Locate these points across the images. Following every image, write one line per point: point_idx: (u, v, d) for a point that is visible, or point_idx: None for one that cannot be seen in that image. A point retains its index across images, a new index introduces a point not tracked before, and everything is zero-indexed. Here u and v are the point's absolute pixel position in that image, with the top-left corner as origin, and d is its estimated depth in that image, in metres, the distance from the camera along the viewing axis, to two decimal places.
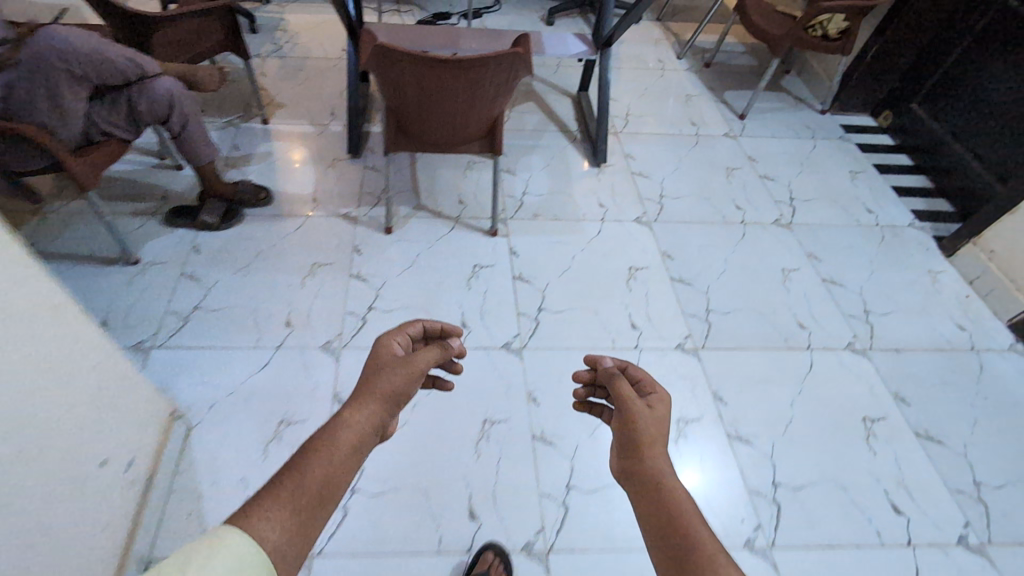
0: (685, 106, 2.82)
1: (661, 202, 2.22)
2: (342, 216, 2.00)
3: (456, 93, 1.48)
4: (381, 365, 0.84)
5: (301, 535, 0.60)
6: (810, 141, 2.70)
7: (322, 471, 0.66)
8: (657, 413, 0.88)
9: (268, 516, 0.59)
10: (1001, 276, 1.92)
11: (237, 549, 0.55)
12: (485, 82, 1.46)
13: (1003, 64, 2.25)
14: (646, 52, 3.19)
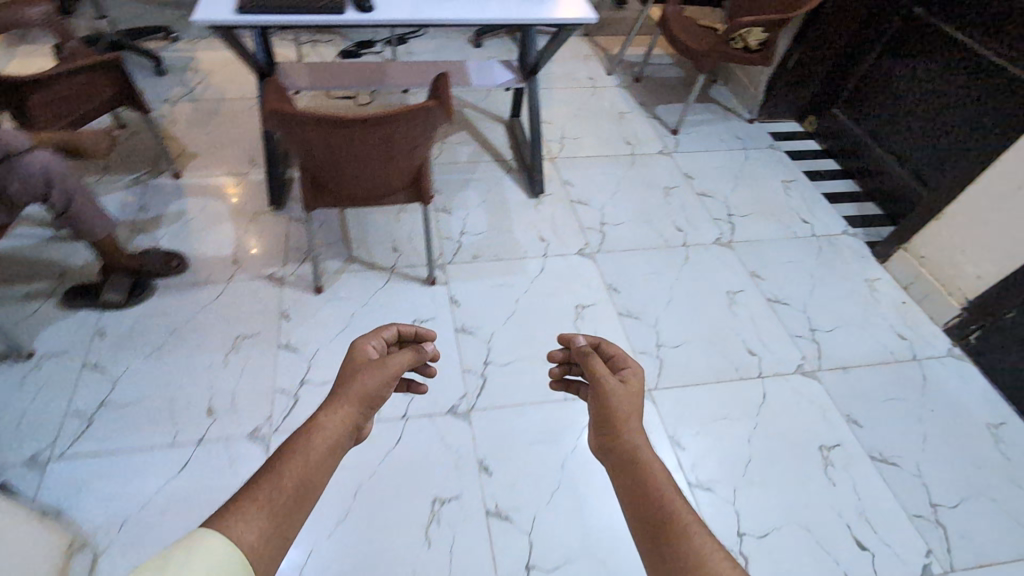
0: (620, 125, 2.77)
1: (603, 231, 2.17)
2: (266, 278, 1.85)
3: (370, 149, 1.38)
4: (356, 370, 0.83)
5: (279, 535, 0.60)
6: (742, 151, 2.69)
7: (297, 474, 0.65)
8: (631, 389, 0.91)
9: (241, 520, 0.58)
10: (932, 281, 1.97)
11: (211, 550, 0.54)
12: (400, 136, 1.36)
13: (915, 70, 2.31)
14: (577, 70, 3.14)
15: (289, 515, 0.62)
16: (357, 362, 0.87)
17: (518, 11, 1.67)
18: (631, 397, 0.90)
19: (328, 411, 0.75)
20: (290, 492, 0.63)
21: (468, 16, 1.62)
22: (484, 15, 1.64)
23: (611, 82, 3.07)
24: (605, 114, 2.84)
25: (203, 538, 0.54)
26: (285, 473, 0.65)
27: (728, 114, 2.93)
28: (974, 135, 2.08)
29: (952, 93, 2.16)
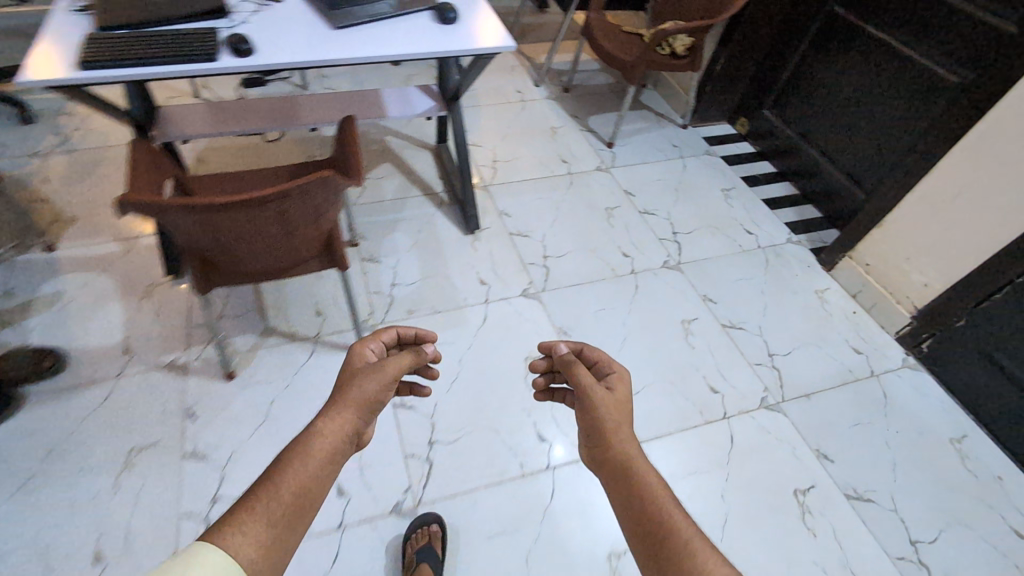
0: (553, 140, 2.60)
1: (547, 265, 2.02)
2: (165, 367, 1.58)
3: (261, 227, 1.16)
4: (354, 376, 0.87)
5: (277, 543, 0.65)
6: (679, 160, 2.58)
7: (295, 480, 0.71)
8: (618, 396, 0.94)
9: (241, 531, 0.63)
10: (881, 289, 1.94)
11: (209, 563, 0.59)
12: (294, 210, 1.15)
13: (842, 69, 2.25)
14: (504, 81, 2.93)
15: (289, 523, 0.67)
16: (355, 369, 0.91)
17: (427, 43, 1.46)
18: (620, 405, 0.93)
19: (329, 414, 0.80)
20: (289, 500, 0.68)
21: (368, 55, 1.39)
22: (387, 50, 1.41)
23: (537, 92, 2.88)
24: (538, 130, 2.66)
25: (203, 552, 0.59)
26: (284, 481, 0.70)
27: (660, 119, 2.80)
28: (907, 136, 2.03)
29: (881, 92, 2.10)
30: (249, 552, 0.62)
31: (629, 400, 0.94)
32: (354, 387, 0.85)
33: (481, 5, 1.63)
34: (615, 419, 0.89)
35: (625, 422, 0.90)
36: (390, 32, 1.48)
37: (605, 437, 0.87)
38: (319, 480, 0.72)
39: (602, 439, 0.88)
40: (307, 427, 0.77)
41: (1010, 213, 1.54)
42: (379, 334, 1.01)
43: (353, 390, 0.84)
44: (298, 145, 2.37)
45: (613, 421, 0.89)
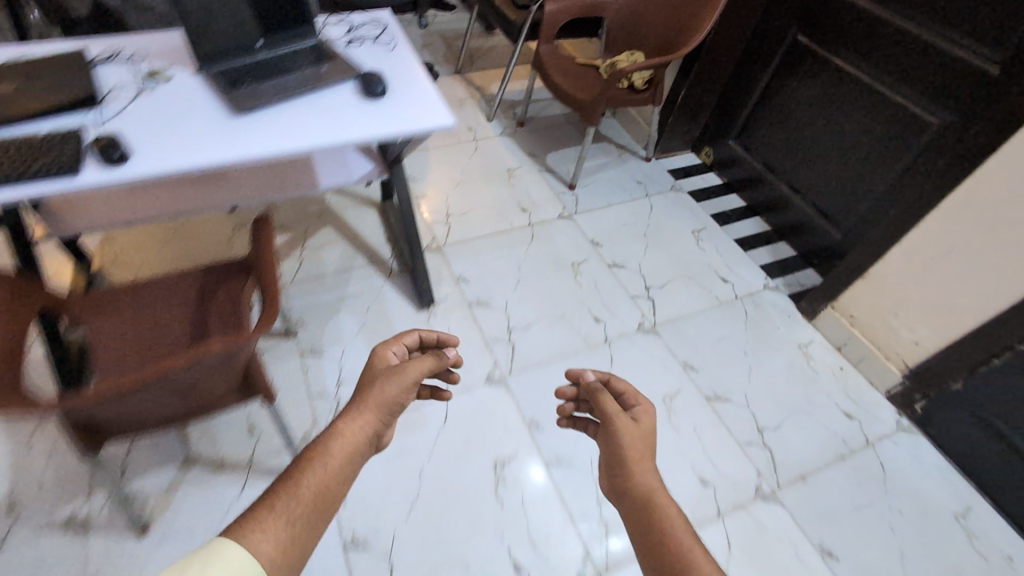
0: (510, 186, 2.39)
1: (511, 342, 1.83)
2: (60, 525, 1.32)
3: (151, 395, 0.97)
4: (372, 382, 0.97)
5: (295, 539, 0.75)
6: (645, 199, 2.40)
7: (313, 479, 0.81)
8: (642, 426, 1.01)
9: (263, 526, 0.74)
10: (868, 343, 1.82)
11: (231, 556, 0.70)
12: (189, 374, 0.96)
13: (805, 97, 2.10)
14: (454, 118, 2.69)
15: (309, 515, 0.78)
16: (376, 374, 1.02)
17: (347, 127, 1.22)
18: (643, 436, 0.99)
19: (348, 415, 0.91)
20: (306, 498, 0.79)
21: (263, 154, 1.14)
22: (293, 143, 1.17)
23: (491, 129, 2.66)
24: (495, 175, 2.44)
25: (224, 545, 0.70)
26: (302, 481, 0.81)
27: (622, 151, 2.61)
28: (885, 173, 1.88)
29: (852, 124, 1.95)
30: (270, 543, 0.73)
31: (651, 432, 1.00)
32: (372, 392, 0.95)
33: (414, 67, 1.40)
34: (638, 449, 0.96)
35: (647, 453, 0.97)
36: (301, 114, 1.23)
37: (626, 466, 0.94)
38: (334, 480, 0.82)
39: (623, 465, 0.95)
40: (326, 429, 0.88)
41: (1012, 273, 1.42)
42: (403, 339, 1.10)
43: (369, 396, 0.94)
44: (225, 214, 2.09)
45: (636, 451, 0.96)
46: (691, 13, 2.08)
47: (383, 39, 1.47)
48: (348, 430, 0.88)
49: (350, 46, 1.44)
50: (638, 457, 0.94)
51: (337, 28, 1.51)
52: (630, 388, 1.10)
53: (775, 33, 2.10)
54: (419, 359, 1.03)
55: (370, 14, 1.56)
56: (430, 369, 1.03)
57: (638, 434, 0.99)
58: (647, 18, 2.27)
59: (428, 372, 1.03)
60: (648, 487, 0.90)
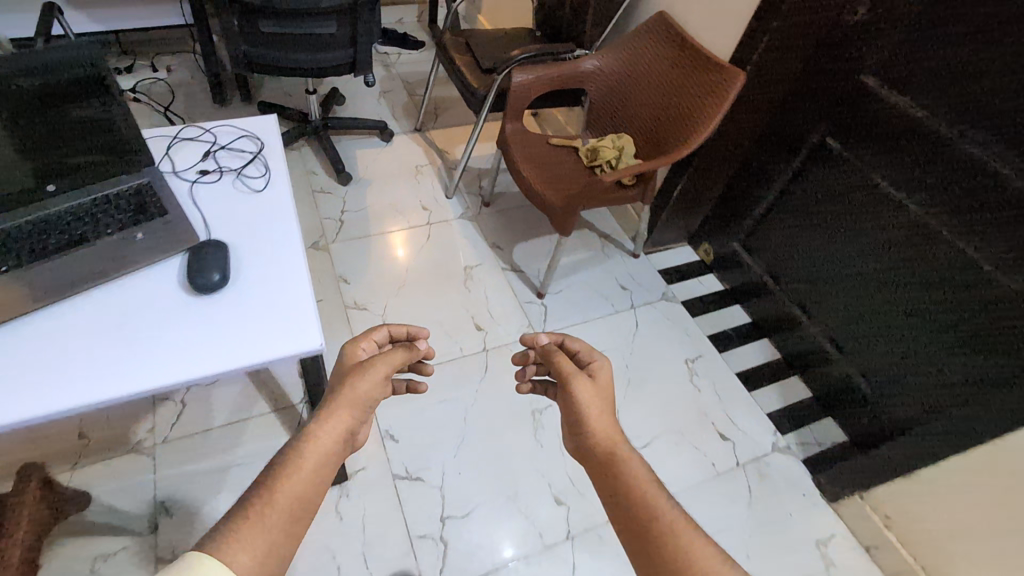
0: (465, 290, 1.95)
1: (443, 536, 1.42)
2: None
3: None
4: (340, 382, 0.89)
5: (276, 548, 0.67)
6: (629, 312, 1.97)
7: (289, 486, 0.73)
8: (600, 385, 0.98)
9: (236, 538, 0.65)
10: (906, 553, 1.41)
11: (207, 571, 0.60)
12: None
13: (827, 206, 1.69)
14: (405, 194, 2.24)
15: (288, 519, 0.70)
16: (343, 373, 0.94)
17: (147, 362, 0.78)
18: (601, 392, 0.97)
19: (320, 418, 0.83)
20: (282, 506, 0.70)
21: None
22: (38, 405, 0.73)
23: (448, 210, 2.21)
24: (449, 275, 1.99)
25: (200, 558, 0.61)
26: (278, 483, 0.72)
27: (604, 245, 2.17)
28: (933, 330, 1.46)
29: (886, 254, 1.55)
30: (248, 554, 0.65)
31: (610, 387, 0.98)
32: (345, 389, 0.88)
33: (285, 217, 0.98)
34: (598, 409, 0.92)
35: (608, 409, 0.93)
36: (82, 326, 0.80)
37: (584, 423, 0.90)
38: (311, 483, 0.74)
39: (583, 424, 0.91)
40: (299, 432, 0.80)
41: None
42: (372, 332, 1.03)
43: (343, 395, 0.86)
44: None
45: (594, 409, 0.92)
46: (692, 101, 1.65)
47: (246, 169, 1.04)
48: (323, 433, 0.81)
49: (197, 185, 1.00)
50: (599, 414, 0.91)
51: (184, 151, 1.06)
52: (586, 346, 1.06)
53: (793, 128, 1.68)
54: (386, 353, 0.95)
55: (238, 124, 1.12)
56: (393, 364, 0.96)
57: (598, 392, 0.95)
58: (637, 97, 1.83)
59: (399, 365, 0.96)
60: (610, 443, 0.87)
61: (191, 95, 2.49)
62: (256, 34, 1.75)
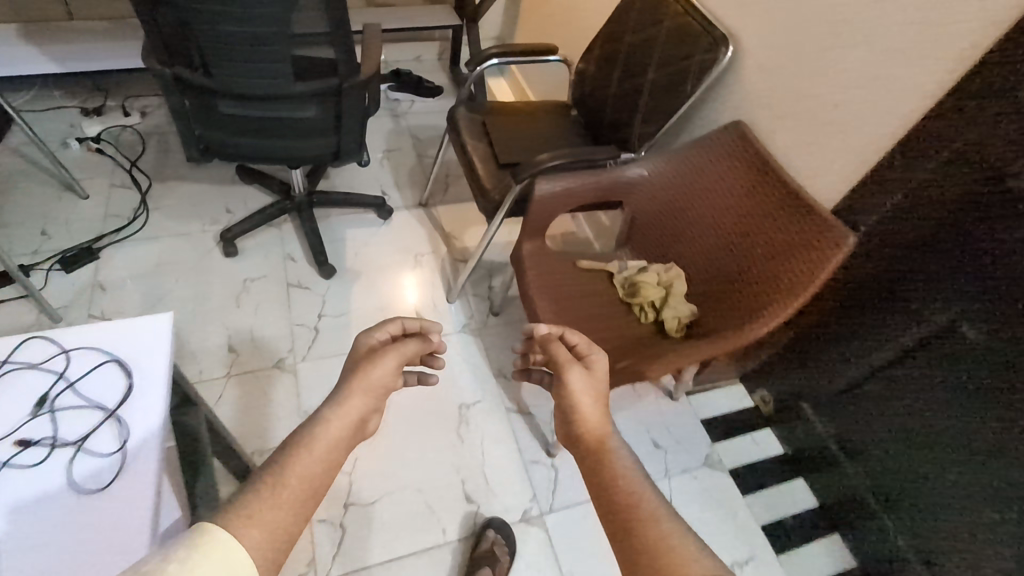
0: (457, 440, 1.57)
1: None
2: None
3: None
4: (353, 370, 0.79)
5: (289, 526, 0.59)
6: (661, 482, 1.56)
7: (304, 461, 0.64)
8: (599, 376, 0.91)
9: (246, 512, 0.57)
10: None
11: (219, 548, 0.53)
12: None
13: (929, 411, 1.28)
14: (400, 290, 1.87)
15: (301, 495, 0.61)
16: (356, 361, 0.85)
17: None
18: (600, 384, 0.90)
19: (333, 404, 0.73)
20: (296, 484, 0.61)
21: None
22: None
23: (447, 320, 1.82)
24: (439, 419, 1.60)
25: (208, 533, 0.53)
26: (294, 458, 0.63)
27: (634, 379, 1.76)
28: None
29: (1008, 502, 1.16)
30: (260, 530, 0.56)
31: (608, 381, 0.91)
32: (359, 375, 0.78)
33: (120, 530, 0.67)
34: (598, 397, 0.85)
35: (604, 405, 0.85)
36: None
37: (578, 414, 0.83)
38: (326, 463, 0.65)
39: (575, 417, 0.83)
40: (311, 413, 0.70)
41: None
42: (386, 323, 0.94)
43: (356, 382, 0.76)
44: None
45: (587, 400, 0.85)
46: (773, 254, 1.23)
47: (92, 438, 0.74)
48: (338, 417, 0.71)
49: (7, 468, 0.71)
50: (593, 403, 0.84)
51: (12, 394, 0.77)
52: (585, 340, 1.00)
53: (899, 307, 1.25)
54: (397, 345, 0.86)
55: (107, 340, 0.83)
56: (401, 357, 0.85)
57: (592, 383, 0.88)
58: (691, 223, 1.43)
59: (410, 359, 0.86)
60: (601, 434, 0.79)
61: (164, 146, 2.14)
62: (213, 112, 1.36)
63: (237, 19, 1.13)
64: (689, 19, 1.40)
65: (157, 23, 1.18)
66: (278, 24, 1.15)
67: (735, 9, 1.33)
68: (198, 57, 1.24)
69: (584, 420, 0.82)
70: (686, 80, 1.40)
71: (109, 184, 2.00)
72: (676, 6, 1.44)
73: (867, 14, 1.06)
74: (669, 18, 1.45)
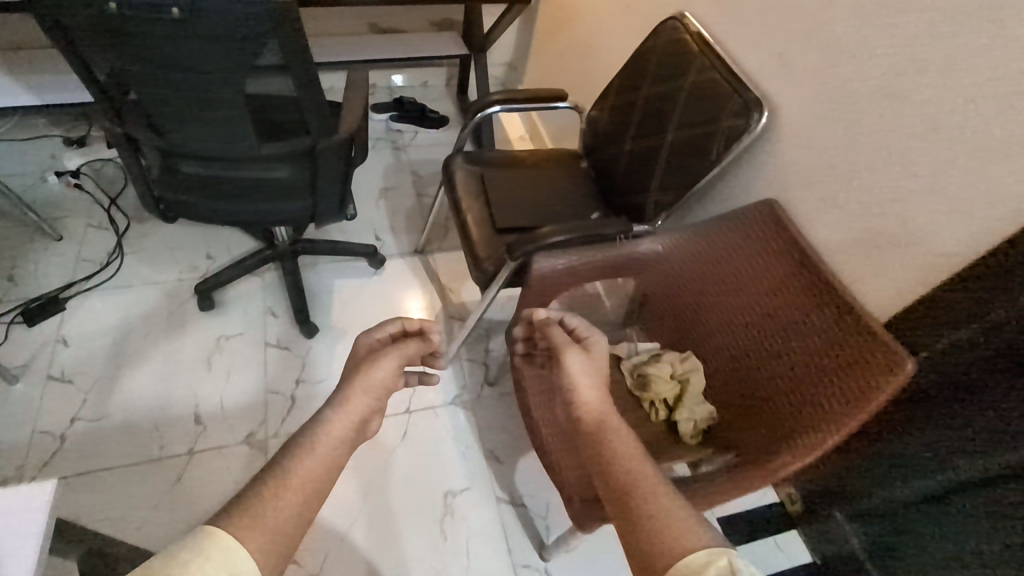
0: (439, 538, 1.40)
1: None
2: None
3: None
4: (354, 370, 0.83)
5: (297, 523, 0.61)
6: None
7: (307, 465, 0.67)
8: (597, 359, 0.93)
9: (247, 516, 0.59)
10: None
11: (219, 553, 0.55)
12: None
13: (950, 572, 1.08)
14: (404, 313, 1.81)
15: (305, 493, 0.64)
16: (357, 362, 0.88)
17: None
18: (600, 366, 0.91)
19: (334, 405, 0.76)
20: (298, 489, 0.64)
21: None
22: None
23: (437, 390, 1.65)
24: (420, 511, 1.44)
25: (211, 540, 0.56)
26: (294, 460, 0.66)
27: None
28: None
29: None
30: (262, 535, 0.59)
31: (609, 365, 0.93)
32: (360, 375, 0.81)
33: None
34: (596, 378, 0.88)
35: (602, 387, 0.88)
36: None
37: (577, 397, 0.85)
38: (326, 472, 0.67)
39: (573, 399, 0.86)
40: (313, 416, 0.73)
41: None
42: (386, 324, 0.95)
43: (357, 382, 0.80)
44: None
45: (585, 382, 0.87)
46: (807, 370, 1.04)
47: None
48: (338, 418, 0.74)
49: None
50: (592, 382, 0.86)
51: None
52: (583, 323, 1.03)
53: (914, 438, 1.07)
54: (397, 347, 0.88)
55: None
56: (403, 358, 0.88)
57: (590, 364, 0.90)
58: (711, 311, 1.24)
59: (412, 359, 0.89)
60: (600, 415, 0.83)
61: None
62: (174, 170, 1.21)
63: (188, 80, 0.97)
64: (717, 77, 1.21)
65: (98, 79, 1.02)
66: (235, 87, 0.99)
67: (773, 69, 1.14)
68: (150, 116, 1.08)
69: (582, 401, 0.85)
70: (712, 147, 1.21)
71: (85, 224, 1.87)
72: (702, 60, 1.25)
73: (939, 93, 0.87)
74: (694, 73, 1.27)
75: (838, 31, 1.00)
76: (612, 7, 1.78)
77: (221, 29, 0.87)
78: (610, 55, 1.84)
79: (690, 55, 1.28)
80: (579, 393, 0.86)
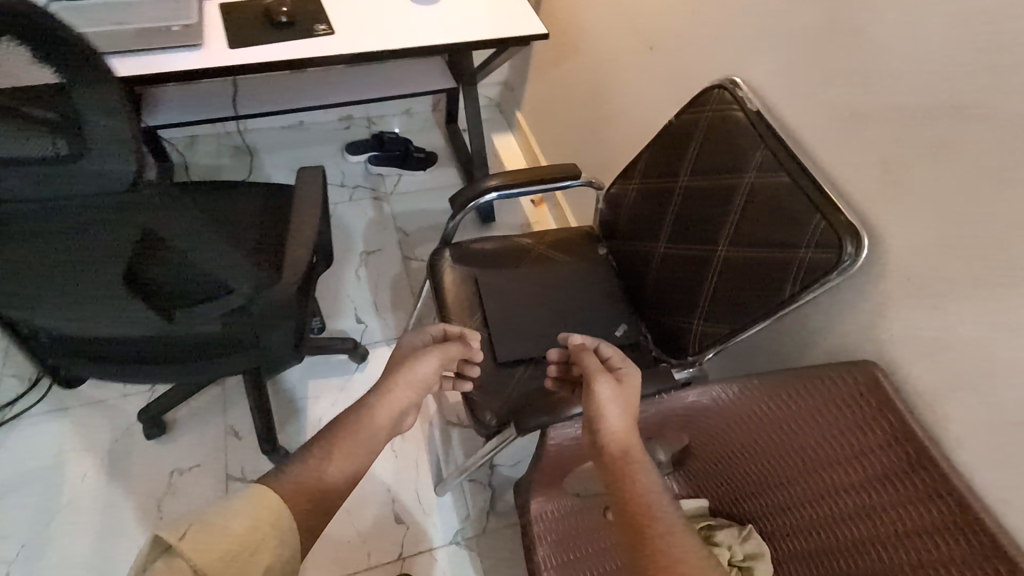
0: None
1: None
2: None
3: None
4: (396, 367, 0.97)
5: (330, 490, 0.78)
6: None
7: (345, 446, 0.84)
8: (626, 389, 0.92)
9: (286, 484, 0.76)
10: None
11: (264, 503, 0.70)
12: None
13: None
14: None
15: (340, 472, 0.81)
16: (397, 359, 1.01)
17: None
18: (626, 394, 0.91)
19: (379, 393, 0.92)
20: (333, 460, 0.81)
21: None
22: None
23: (436, 523, 1.41)
24: None
25: (259, 492, 0.70)
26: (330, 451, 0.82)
27: None
28: None
29: None
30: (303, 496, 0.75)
31: (636, 394, 0.92)
32: (403, 371, 0.95)
33: None
34: (622, 405, 0.88)
35: (628, 415, 0.88)
36: None
37: (601, 420, 0.86)
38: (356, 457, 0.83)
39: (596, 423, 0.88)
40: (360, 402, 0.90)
41: None
42: (427, 327, 1.07)
43: (400, 378, 0.95)
44: None
45: (612, 409, 0.88)
46: None
47: None
48: (381, 407, 0.91)
49: None
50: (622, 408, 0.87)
51: None
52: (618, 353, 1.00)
53: None
54: (439, 346, 1.00)
55: None
56: (444, 359, 1.00)
57: (620, 393, 0.90)
58: (774, 488, 0.96)
59: (451, 360, 1.00)
60: (625, 442, 0.84)
61: None
62: (70, 338, 0.88)
63: (60, 237, 0.75)
64: (789, 183, 0.89)
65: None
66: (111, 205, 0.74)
67: (877, 187, 0.83)
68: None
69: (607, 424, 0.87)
70: (782, 279, 0.90)
71: None
72: (766, 154, 0.93)
73: None
74: (753, 171, 0.95)
75: (992, 159, 0.69)
76: (631, 41, 1.43)
77: (83, 149, 0.68)
78: (628, 99, 1.50)
79: (746, 144, 0.96)
80: (604, 417, 0.87)
